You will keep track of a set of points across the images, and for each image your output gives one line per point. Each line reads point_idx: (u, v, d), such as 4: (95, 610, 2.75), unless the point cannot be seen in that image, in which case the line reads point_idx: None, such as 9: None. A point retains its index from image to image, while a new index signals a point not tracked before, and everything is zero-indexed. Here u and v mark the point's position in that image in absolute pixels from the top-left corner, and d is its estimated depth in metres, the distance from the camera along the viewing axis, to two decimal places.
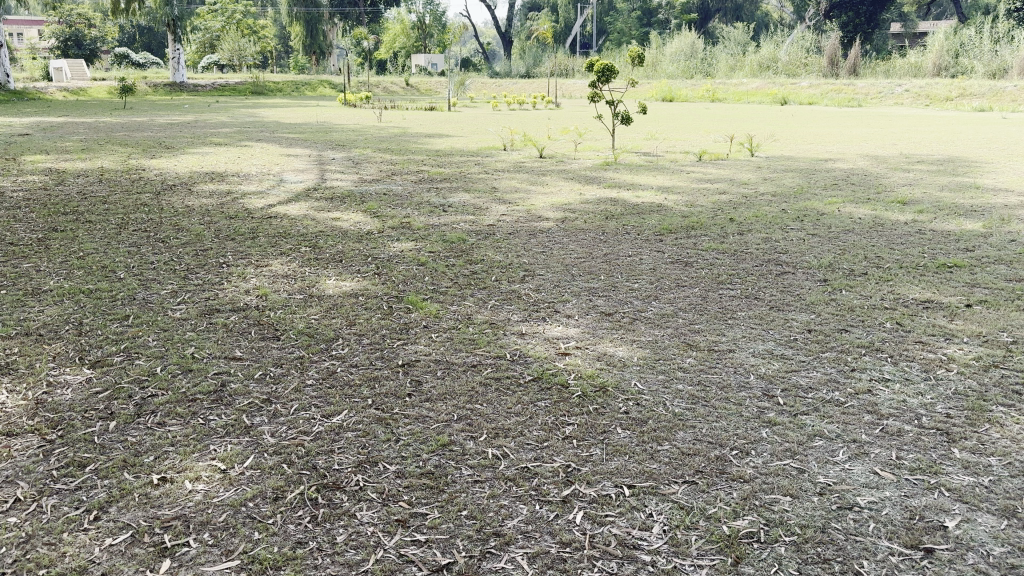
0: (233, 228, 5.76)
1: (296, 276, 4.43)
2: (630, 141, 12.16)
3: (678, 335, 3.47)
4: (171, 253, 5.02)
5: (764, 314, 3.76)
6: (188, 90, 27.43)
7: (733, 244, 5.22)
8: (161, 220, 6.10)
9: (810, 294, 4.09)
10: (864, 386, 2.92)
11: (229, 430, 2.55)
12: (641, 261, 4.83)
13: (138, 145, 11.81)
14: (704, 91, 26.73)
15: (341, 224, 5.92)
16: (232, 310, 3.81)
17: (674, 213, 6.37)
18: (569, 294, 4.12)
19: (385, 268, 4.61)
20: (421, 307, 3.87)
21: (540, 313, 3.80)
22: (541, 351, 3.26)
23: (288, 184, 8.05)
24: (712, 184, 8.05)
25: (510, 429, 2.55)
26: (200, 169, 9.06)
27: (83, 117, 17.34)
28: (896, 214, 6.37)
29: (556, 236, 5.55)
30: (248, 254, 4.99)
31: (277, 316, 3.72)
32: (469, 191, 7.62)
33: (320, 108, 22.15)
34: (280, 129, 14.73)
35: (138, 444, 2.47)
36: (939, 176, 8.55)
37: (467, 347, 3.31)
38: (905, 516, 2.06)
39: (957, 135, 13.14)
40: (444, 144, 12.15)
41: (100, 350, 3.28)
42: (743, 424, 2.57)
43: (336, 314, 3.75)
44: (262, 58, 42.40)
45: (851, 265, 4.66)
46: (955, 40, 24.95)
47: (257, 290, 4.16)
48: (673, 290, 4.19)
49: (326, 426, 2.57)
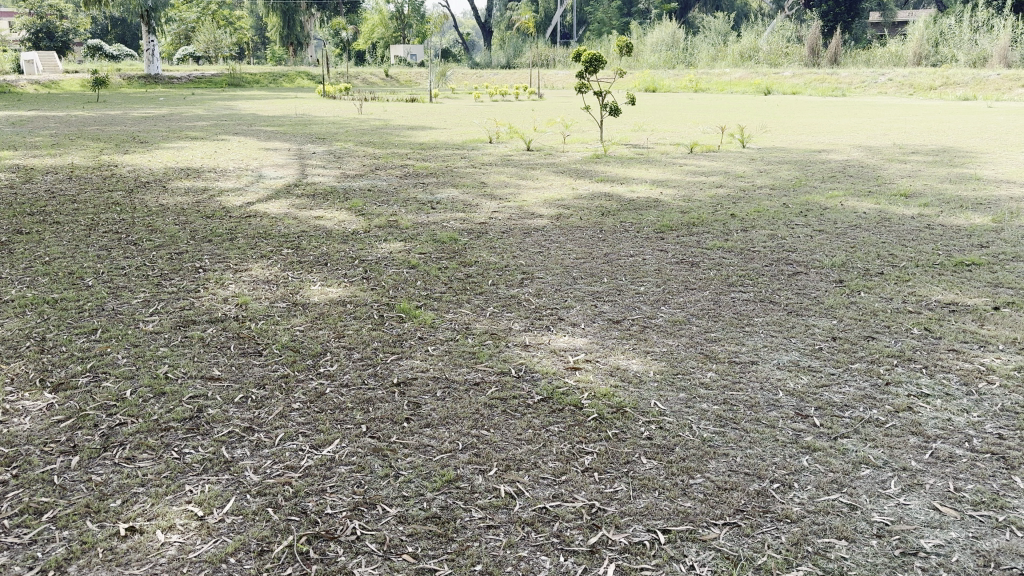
0: (209, 229, 5.44)
1: (277, 282, 4.13)
2: (618, 133, 11.90)
3: (694, 345, 3.22)
4: (143, 257, 4.69)
5: (783, 320, 3.51)
6: (163, 81, 26.82)
7: (739, 242, 4.98)
8: (133, 220, 5.75)
9: (828, 296, 3.86)
10: (903, 403, 2.69)
11: (206, 467, 2.27)
12: (644, 261, 4.57)
13: (109, 140, 11.36)
14: (686, 81, 26.45)
15: (325, 223, 5.62)
16: (210, 321, 3.51)
17: (672, 209, 6.11)
18: (572, 298, 3.86)
19: (373, 272, 4.32)
20: (414, 316, 3.59)
21: (543, 321, 3.53)
22: (548, 366, 3.00)
23: (267, 180, 7.73)
24: (707, 177, 7.83)
25: (523, 459, 2.28)
26: (174, 166, 8.67)
27: (53, 110, 16.89)
28: (901, 208, 6.16)
29: (552, 235, 5.27)
30: (227, 257, 4.68)
31: (258, 328, 3.42)
32: (457, 187, 7.32)
33: (299, 99, 21.79)
34: (258, 123, 14.33)
35: (103, 485, 2.18)
36: (937, 167, 8.35)
37: (468, 362, 3.03)
38: (978, 562, 1.83)
39: (946, 125, 12.99)
40: (427, 138, 11.81)
41: (64, 371, 2.97)
42: (781, 452, 2.33)
43: (323, 324, 3.47)
44: (239, 49, 41.83)
45: (865, 264, 4.43)
46: (936, 29, 24.87)
47: (236, 298, 3.86)
48: (682, 293, 3.93)
49: (316, 459, 2.29)
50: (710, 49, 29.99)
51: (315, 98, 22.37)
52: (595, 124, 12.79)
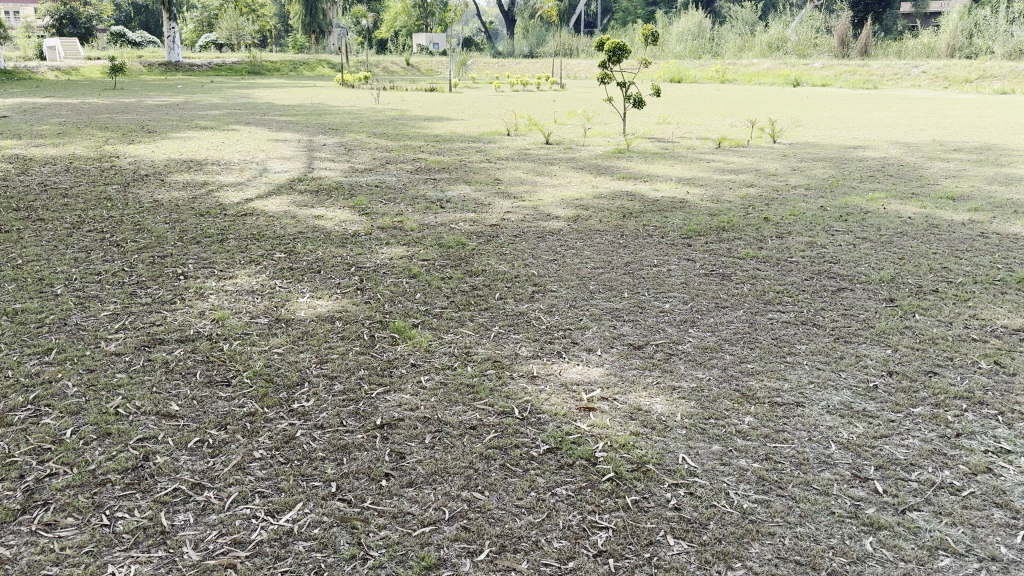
0: (201, 229, 5.06)
1: (262, 293, 3.74)
2: (642, 126, 11.43)
3: (728, 380, 2.78)
4: (123, 261, 4.32)
5: (829, 348, 3.07)
6: (184, 67, 26.52)
7: (773, 251, 4.52)
8: (121, 218, 5.40)
9: (878, 319, 3.41)
10: (981, 463, 2.25)
11: (137, 540, 1.87)
12: (668, 272, 4.13)
13: (117, 129, 11.05)
14: (713, 72, 25.79)
15: (325, 223, 5.23)
16: (179, 342, 3.13)
17: (699, 211, 5.66)
18: (588, 318, 3.43)
19: (369, 282, 3.93)
20: (409, 337, 3.18)
21: (554, 346, 3.11)
22: (558, 405, 2.57)
23: (272, 174, 7.35)
24: (736, 175, 7.35)
25: (521, 536, 1.87)
26: (177, 158, 8.33)
27: (70, 97, 16.70)
28: (949, 213, 5.65)
29: (568, 240, 4.84)
30: (213, 262, 4.31)
31: (232, 351, 3.03)
32: (470, 183, 6.90)
33: (319, 87, 21.43)
34: (272, 112, 13.99)
35: (9, 563, 1.79)
36: (983, 166, 7.82)
37: (465, 398, 2.61)
38: None
39: (986, 121, 12.37)
40: (444, 129, 11.41)
41: (2, 403, 2.59)
42: (839, 533, 1.90)
43: (304, 346, 3.07)
44: (262, 36, 41.70)
45: (917, 280, 3.97)
46: (970, 20, 24.14)
47: (213, 312, 3.48)
48: (712, 313, 3.49)
49: (271, 531, 1.90)
50: (737, 39, 29.28)
51: (334, 87, 21.99)
52: (618, 116, 12.32)
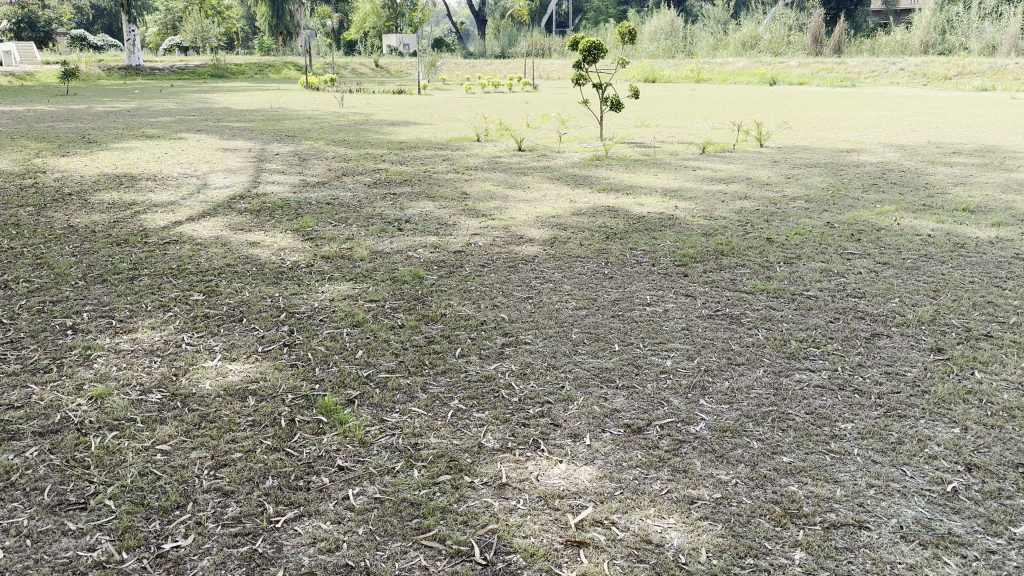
0: (111, 262, 4.29)
1: (163, 355, 2.99)
2: (619, 129, 10.80)
3: (764, 485, 2.08)
4: (3, 308, 3.56)
5: (883, 429, 2.39)
6: (144, 72, 25.48)
7: (785, 282, 3.85)
8: (21, 250, 4.61)
9: (932, 379, 2.74)
10: None
11: None
12: (665, 313, 3.45)
13: (53, 140, 10.15)
14: (688, 72, 25.36)
15: (262, 252, 4.49)
16: (35, 436, 2.37)
17: (693, 230, 4.99)
18: (572, 385, 2.72)
19: (301, 335, 3.19)
20: (340, 422, 2.44)
21: (530, 430, 2.40)
22: (535, 537, 1.86)
23: (212, 189, 6.58)
24: (726, 184, 6.72)
25: None
26: (111, 172, 7.52)
27: (17, 104, 15.76)
28: (972, 228, 5.02)
29: (544, 270, 4.14)
30: (116, 308, 3.54)
31: (102, 449, 2.28)
32: (433, 199, 6.17)
33: (282, 91, 20.56)
34: (228, 118, 13.14)
35: None
36: (990, 171, 7.24)
37: (406, 528, 1.89)
38: None
39: (976, 120, 11.89)
40: (409, 135, 10.69)
41: None
42: None
43: (201, 440, 2.32)
44: (228, 38, 40.77)
45: (963, 321, 3.31)
46: (943, 17, 23.89)
47: (93, 386, 2.72)
48: (724, 373, 2.80)
49: None
50: (710, 38, 28.83)
51: (298, 90, 21.07)
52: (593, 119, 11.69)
